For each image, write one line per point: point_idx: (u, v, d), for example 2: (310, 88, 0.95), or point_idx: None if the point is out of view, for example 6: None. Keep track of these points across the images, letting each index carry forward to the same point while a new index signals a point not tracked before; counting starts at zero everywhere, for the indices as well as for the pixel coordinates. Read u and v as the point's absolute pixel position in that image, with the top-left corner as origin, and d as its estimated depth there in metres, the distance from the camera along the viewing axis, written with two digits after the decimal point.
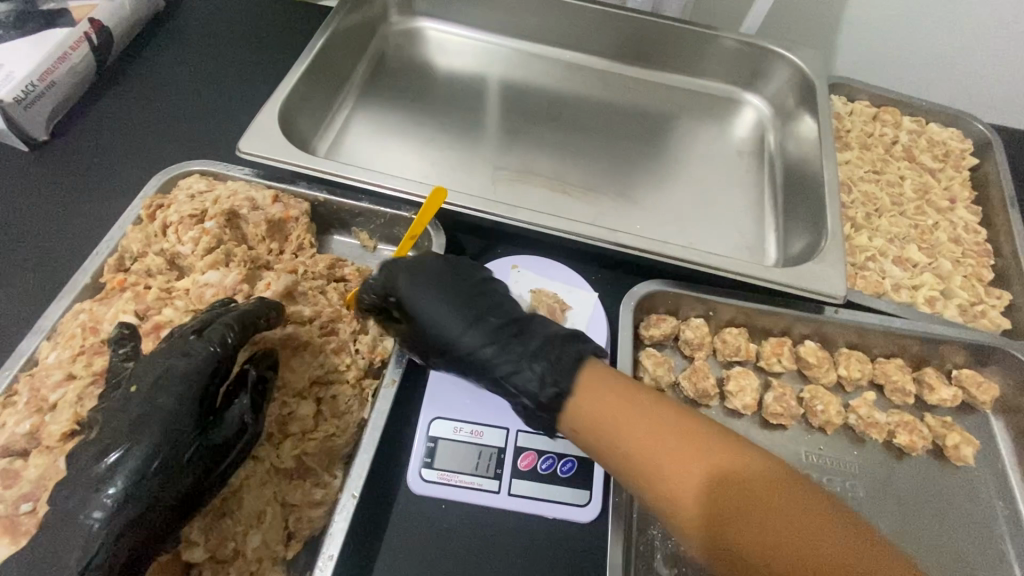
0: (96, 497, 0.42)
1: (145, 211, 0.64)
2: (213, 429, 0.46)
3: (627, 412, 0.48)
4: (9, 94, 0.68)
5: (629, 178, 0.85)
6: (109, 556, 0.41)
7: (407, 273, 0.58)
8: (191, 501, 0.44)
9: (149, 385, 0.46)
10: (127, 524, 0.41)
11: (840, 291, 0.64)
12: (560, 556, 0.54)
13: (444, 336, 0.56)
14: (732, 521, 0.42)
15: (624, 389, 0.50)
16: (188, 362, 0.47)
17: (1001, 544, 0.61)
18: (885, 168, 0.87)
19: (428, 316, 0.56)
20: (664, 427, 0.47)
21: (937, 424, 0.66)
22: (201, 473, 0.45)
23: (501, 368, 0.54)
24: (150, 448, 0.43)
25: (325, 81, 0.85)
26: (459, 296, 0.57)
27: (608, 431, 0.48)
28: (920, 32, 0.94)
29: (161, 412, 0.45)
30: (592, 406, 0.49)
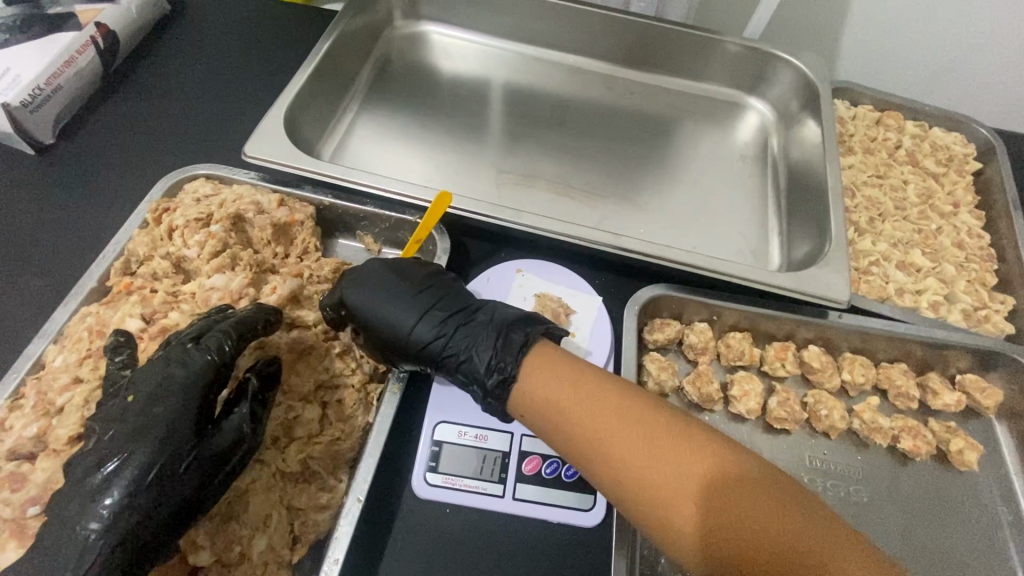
0: (94, 506, 0.42)
1: (151, 215, 0.64)
2: (212, 438, 0.46)
3: (590, 405, 0.49)
4: (16, 98, 0.68)
5: (632, 182, 0.85)
6: (105, 567, 0.41)
7: (355, 281, 0.59)
8: (188, 511, 0.45)
9: (147, 394, 0.46)
10: (123, 535, 0.42)
11: (845, 296, 0.65)
12: (564, 560, 0.55)
13: (397, 335, 0.57)
14: (703, 514, 0.43)
15: (588, 382, 0.51)
16: (187, 372, 0.47)
17: (1006, 549, 0.61)
18: (889, 172, 0.87)
19: (379, 320, 0.57)
20: (631, 421, 0.48)
21: (941, 429, 0.66)
22: (198, 483, 0.45)
23: (456, 359, 0.56)
24: (148, 458, 0.43)
25: (330, 85, 0.86)
26: (409, 296, 0.58)
27: (572, 425, 0.49)
28: (923, 36, 0.94)
29: (159, 422, 0.45)
30: (547, 400, 0.50)
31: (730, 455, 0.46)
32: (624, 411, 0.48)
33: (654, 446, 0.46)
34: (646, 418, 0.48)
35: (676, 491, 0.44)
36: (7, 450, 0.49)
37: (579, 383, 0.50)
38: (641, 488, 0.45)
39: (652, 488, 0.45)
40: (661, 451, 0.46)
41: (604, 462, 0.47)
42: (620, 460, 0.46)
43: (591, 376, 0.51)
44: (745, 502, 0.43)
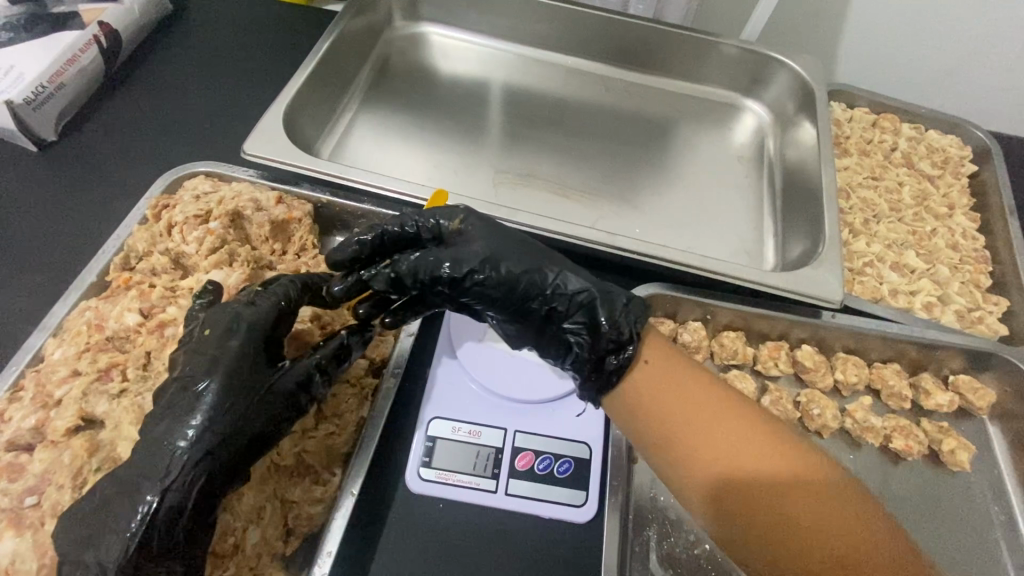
0: (179, 426, 0.44)
1: (151, 211, 0.65)
2: (284, 375, 0.49)
3: (678, 395, 0.52)
4: (19, 95, 0.69)
5: (629, 183, 0.86)
6: (188, 479, 0.42)
7: (467, 207, 0.59)
8: (261, 440, 0.46)
9: (222, 328, 0.49)
10: (208, 451, 0.43)
11: (837, 297, 0.65)
12: (557, 555, 0.55)
13: (506, 256, 0.55)
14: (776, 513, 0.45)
15: (679, 374, 0.53)
16: (255, 311, 0.50)
17: (996, 548, 0.61)
18: (884, 174, 0.88)
19: (489, 238, 0.56)
20: (715, 415, 0.50)
21: (934, 429, 0.67)
22: (273, 414, 0.47)
23: (584, 278, 0.55)
24: (234, 381, 0.46)
25: (330, 85, 0.86)
26: (508, 231, 0.58)
27: (656, 411, 0.52)
28: (919, 40, 0.94)
29: (240, 350, 0.47)
30: (645, 375, 0.54)
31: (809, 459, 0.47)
32: (709, 406, 0.51)
33: (736, 440, 0.48)
34: (730, 415, 0.50)
35: (751, 486, 0.46)
36: (6, 441, 0.50)
37: (670, 373, 0.53)
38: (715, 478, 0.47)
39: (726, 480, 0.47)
40: (742, 446, 0.48)
41: (684, 449, 0.49)
42: (699, 449, 0.49)
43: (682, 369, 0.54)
44: (818, 507, 0.44)
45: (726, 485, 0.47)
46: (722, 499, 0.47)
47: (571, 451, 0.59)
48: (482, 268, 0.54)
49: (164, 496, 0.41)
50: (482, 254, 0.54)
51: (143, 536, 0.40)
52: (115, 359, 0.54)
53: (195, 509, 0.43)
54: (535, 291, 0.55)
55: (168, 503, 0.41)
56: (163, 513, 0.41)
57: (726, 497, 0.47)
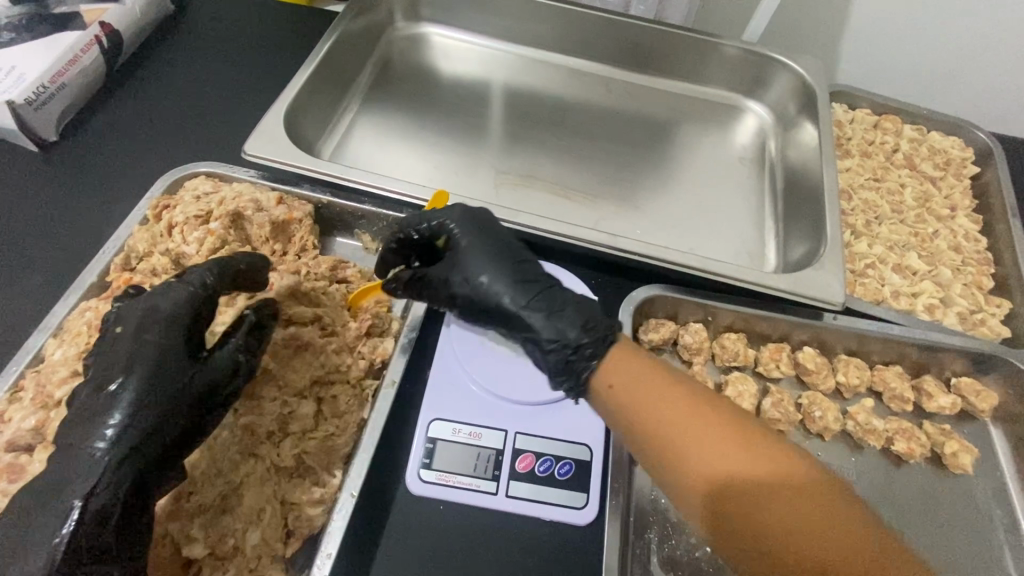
0: (99, 428, 0.42)
1: (152, 211, 0.65)
2: (204, 364, 0.47)
3: (664, 395, 0.49)
4: (20, 95, 0.69)
5: (630, 184, 0.86)
6: (113, 479, 0.41)
7: (461, 222, 0.62)
8: (191, 433, 0.46)
9: (136, 323, 0.47)
10: (131, 449, 0.42)
11: (840, 298, 0.65)
12: (558, 558, 0.55)
13: (479, 273, 0.60)
14: (767, 517, 0.42)
15: (663, 374, 0.51)
16: (170, 300, 0.48)
17: (998, 552, 0.61)
18: (886, 175, 0.88)
19: (468, 260, 0.60)
20: (703, 414, 0.47)
21: (936, 432, 0.66)
22: (197, 403, 0.46)
23: (538, 313, 0.57)
24: (152, 380, 0.45)
25: (331, 86, 0.86)
26: (500, 246, 0.61)
27: (642, 411, 0.49)
28: (921, 41, 0.94)
29: (155, 345, 0.46)
30: (623, 376, 0.52)
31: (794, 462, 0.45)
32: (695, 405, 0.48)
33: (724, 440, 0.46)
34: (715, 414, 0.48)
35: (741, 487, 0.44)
36: (6, 442, 0.50)
37: (654, 373, 0.51)
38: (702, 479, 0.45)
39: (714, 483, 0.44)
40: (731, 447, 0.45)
41: (670, 449, 0.47)
42: (688, 450, 0.46)
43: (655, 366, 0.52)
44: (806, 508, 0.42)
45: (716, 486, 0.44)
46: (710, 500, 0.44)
47: (573, 452, 0.59)
48: (459, 282, 0.60)
49: (88, 499, 0.40)
50: (457, 278, 0.60)
51: (70, 542, 0.39)
52: None
53: (126, 509, 0.42)
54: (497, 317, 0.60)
55: (94, 507, 0.40)
56: (89, 516, 0.40)
57: (714, 501, 0.44)
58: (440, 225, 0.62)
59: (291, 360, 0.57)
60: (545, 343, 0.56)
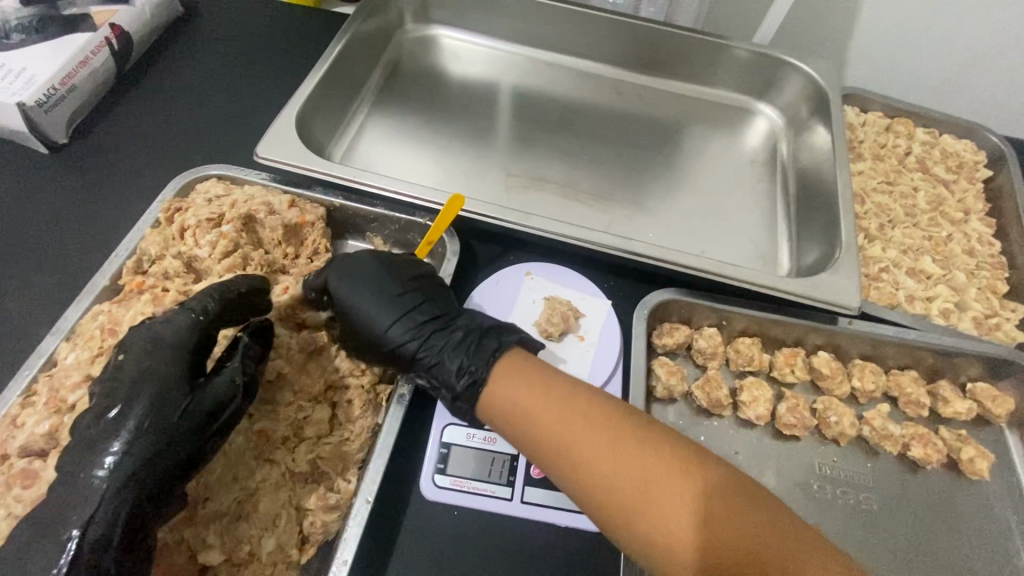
0: (101, 456, 0.43)
1: (164, 214, 0.64)
2: (201, 392, 0.47)
3: (561, 408, 0.48)
4: (31, 97, 0.69)
5: (640, 187, 0.85)
6: (110, 509, 0.41)
7: (334, 268, 0.59)
8: (190, 462, 0.45)
9: (139, 350, 0.47)
10: (128, 478, 0.42)
11: (855, 303, 0.64)
12: (575, 564, 0.54)
13: (367, 328, 0.57)
14: (670, 524, 0.43)
15: (557, 393, 0.49)
16: (171, 328, 0.48)
17: (1018, 559, 0.60)
18: (898, 179, 0.87)
19: (348, 309, 0.58)
20: (600, 425, 0.47)
21: (952, 438, 0.66)
22: (195, 432, 0.45)
23: (425, 358, 0.56)
24: (150, 410, 0.45)
25: (341, 88, 0.86)
26: (382, 290, 0.58)
27: (537, 429, 0.48)
28: (932, 44, 0.94)
29: (153, 374, 0.46)
30: (517, 397, 0.50)
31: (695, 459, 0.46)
32: (596, 424, 0.47)
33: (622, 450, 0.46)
34: (612, 423, 0.47)
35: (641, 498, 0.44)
36: (20, 447, 0.49)
37: (550, 385, 0.50)
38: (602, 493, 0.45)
39: (617, 497, 0.44)
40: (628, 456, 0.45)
41: (575, 473, 0.46)
42: (587, 466, 0.46)
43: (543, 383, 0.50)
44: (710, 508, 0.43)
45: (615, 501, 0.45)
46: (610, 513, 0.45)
47: None
48: (348, 339, 0.59)
49: (86, 529, 0.41)
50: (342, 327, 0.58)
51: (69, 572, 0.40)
52: None
53: (123, 539, 0.42)
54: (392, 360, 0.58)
55: (92, 536, 0.41)
56: (87, 546, 0.40)
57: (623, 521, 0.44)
58: (319, 281, 0.60)
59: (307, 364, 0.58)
60: (441, 390, 0.55)
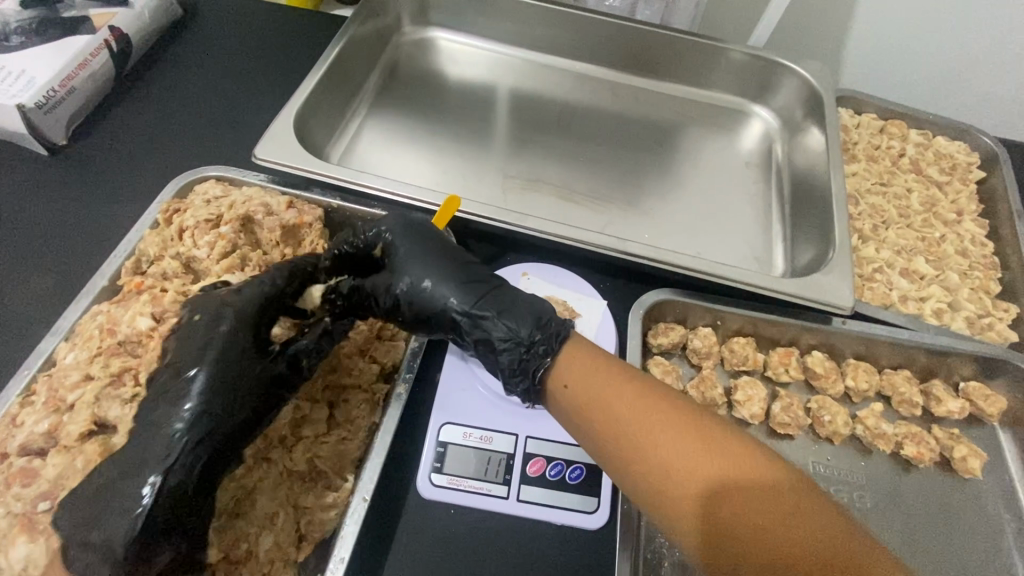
0: (176, 410, 0.46)
1: (163, 215, 0.65)
2: (272, 362, 0.51)
3: (612, 388, 0.49)
4: (30, 99, 0.69)
5: (637, 188, 0.86)
6: (188, 460, 0.44)
7: (397, 228, 0.61)
8: (255, 421, 0.49)
9: (210, 318, 0.50)
10: (204, 433, 0.45)
11: (849, 303, 0.65)
12: (568, 561, 0.55)
13: (426, 279, 0.58)
14: (703, 510, 0.43)
15: (619, 375, 0.51)
16: (243, 300, 0.51)
17: (1009, 556, 0.61)
18: (892, 180, 0.88)
19: (409, 266, 0.58)
20: (651, 404, 0.48)
21: (944, 436, 0.67)
22: (260, 399, 0.49)
23: (488, 311, 0.55)
24: (225, 370, 0.48)
25: (340, 90, 0.87)
26: (443, 250, 0.60)
27: (594, 405, 0.49)
28: (925, 46, 0.95)
29: (226, 337, 0.49)
30: (577, 372, 0.52)
31: (744, 448, 0.45)
32: (653, 406, 0.48)
33: (670, 429, 0.46)
34: (661, 405, 0.48)
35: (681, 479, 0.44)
36: (19, 446, 0.50)
37: (605, 365, 0.52)
38: (641, 471, 0.46)
39: (655, 477, 0.45)
40: (675, 436, 0.46)
41: (624, 449, 0.47)
42: (639, 444, 0.46)
43: (610, 368, 0.51)
44: (753, 500, 0.42)
45: (655, 479, 0.45)
46: (647, 491, 0.45)
47: (583, 457, 0.59)
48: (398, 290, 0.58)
49: (167, 475, 0.43)
50: (399, 284, 0.58)
51: (149, 513, 0.42)
52: (127, 364, 0.54)
53: (198, 486, 0.45)
54: (446, 321, 0.57)
55: (171, 482, 0.43)
56: (166, 490, 0.43)
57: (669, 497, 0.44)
58: (377, 234, 0.62)
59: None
60: (499, 344, 0.54)
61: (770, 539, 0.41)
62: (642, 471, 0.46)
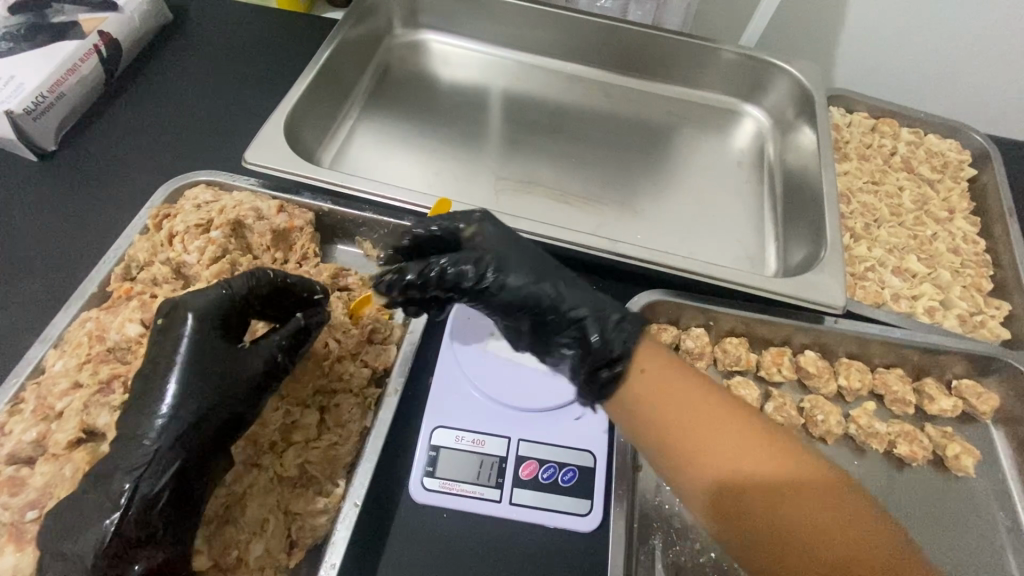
0: (151, 419, 0.45)
1: (152, 220, 0.65)
2: (244, 361, 0.49)
3: (677, 395, 0.48)
4: (20, 105, 0.69)
5: (630, 188, 0.86)
6: (160, 467, 0.44)
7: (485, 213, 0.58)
8: (230, 427, 0.47)
9: (172, 317, 0.49)
10: (175, 440, 0.45)
11: (840, 302, 0.65)
12: (561, 564, 0.55)
13: (520, 262, 0.53)
14: (770, 516, 0.43)
15: (683, 380, 0.49)
16: (202, 302, 0.49)
17: (1002, 554, 0.61)
18: (884, 178, 0.88)
19: (503, 246, 0.54)
20: (716, 413, 0.46)
21: (938, 434, 0.67)
22: (233, 400, 0.47)
23: (585, 300, 0.52)
24: (193, 377, 0.46)
25: (331, 93, 0.87)
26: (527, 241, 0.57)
27: (661, 415, 0.47)
28: (916, 45, 0.95)
29: (192, 341, 0.48)
30: (649, 380, 0.49)
31: (809, 458, 0.45)
32: (718, 414, 0.46)
33: (735, 442, 0.45)
34: (726, 411, 0.47)
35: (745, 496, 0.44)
36: (6, 455, 0.49)
37: (669, 373, 0.49)
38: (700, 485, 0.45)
39: (726, 490, 0.44)
40: (740, 449, 0.45)
41: (693, 459, 0.45)
42: (706, 454, 0.45)
43: (676, 370, 0.49)
44: (817, 506, 0.43)
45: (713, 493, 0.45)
46: (706, 503, 0.45)
47: (576, 459, 0.59)
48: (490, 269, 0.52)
49: (138, 483, 0.43)
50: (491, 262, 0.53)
51: (120, 524, 0.42)
52: (116, 371, 0.54)
53: (172, 497, 0.44)
54: (529, 305, 0.53)
55: (142, 491, 0.43)
56: (138, 500, 0.43)
57: (738, 504, 0.44)
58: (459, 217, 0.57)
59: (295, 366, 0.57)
60: (598, 335, 0.50)
61: (836, 550, 0.42)
62: (703, 488, 0.45)
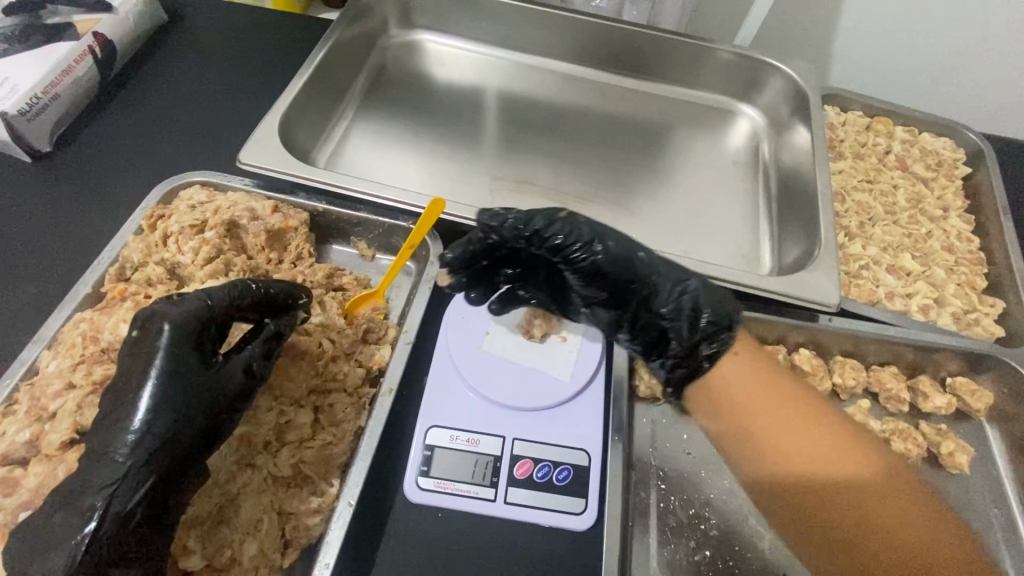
0: (123, 433, 0.44)
1: (146, 221, 0.64)
2: (220, 373, 0.48)
3: (761, 391, 0.52)
4: (14, 107, 0.69)
5: (626, 188, 0.86)
6: (132, 483, 0.43)
7: None
8: (205, 439, 0.47)
9: (145, 328, 0.48)
10: (149, 455, 0.44)
11: (834, 300, 0.65)
12: (556, 564, 0.54)
13: (621, 242, 0.58)
14: (844, 507, 0.47)
15: (768, 379, 0.53)
16: (177, 312, 0.48)
17: (997, 551, 0.61)
18: (879, 177, 0.88)
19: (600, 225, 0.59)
20: (798, 411, 0.51)
21: (931, 432, 0.67)
22: (208, 413, 0.47)
23: (682, 278, 0.58)
24: (166, 390, 0.45)
25: (325, 93, 0.87)
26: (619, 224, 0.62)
27: (744, 409, 0.52)
28: (910, 44, 0.95)
29: (167, 353, 0.47)
30: (736, 375, 0.54)
31: (884, 459, 0.49)
32: (801, 409, 0.51)
33: (824, 441, 0.49)
34: (808, 409, 0.51)
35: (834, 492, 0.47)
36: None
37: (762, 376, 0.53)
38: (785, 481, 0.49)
39: (805, 480, 0.48)
40: (829, 448, 0.48)
41: (774, 450, 0.50)
42: (788, 447, 0.49)
43: (764, 370, 0.54)
44: (890, 503, 0.46)
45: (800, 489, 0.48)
46: (780, 493, 0.50)
47: (570, 458, 0.59)
48: (593, 245, 0.57)
49: (111, 500, 0.42)
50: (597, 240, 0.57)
51: (91, 544, 0.41)
52: (110, 371, 0.54)
53: (146, 513, 0.44)
54: (629, 274, 0.58)
55: (115, 509, 0.42)
56: (110, 519, 0.42)
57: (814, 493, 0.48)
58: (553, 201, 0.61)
59: (286, 367, 0.57)
60: (701, 308, 0.56)
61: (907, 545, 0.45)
62: (790, 483, 0.49)
